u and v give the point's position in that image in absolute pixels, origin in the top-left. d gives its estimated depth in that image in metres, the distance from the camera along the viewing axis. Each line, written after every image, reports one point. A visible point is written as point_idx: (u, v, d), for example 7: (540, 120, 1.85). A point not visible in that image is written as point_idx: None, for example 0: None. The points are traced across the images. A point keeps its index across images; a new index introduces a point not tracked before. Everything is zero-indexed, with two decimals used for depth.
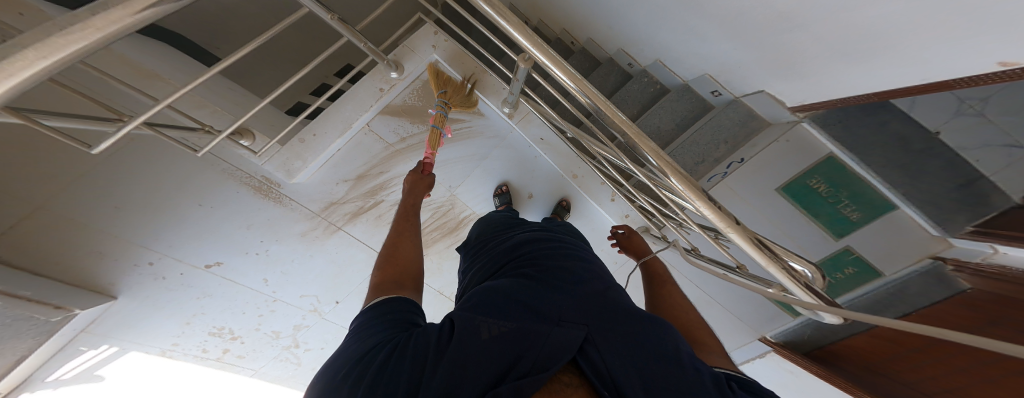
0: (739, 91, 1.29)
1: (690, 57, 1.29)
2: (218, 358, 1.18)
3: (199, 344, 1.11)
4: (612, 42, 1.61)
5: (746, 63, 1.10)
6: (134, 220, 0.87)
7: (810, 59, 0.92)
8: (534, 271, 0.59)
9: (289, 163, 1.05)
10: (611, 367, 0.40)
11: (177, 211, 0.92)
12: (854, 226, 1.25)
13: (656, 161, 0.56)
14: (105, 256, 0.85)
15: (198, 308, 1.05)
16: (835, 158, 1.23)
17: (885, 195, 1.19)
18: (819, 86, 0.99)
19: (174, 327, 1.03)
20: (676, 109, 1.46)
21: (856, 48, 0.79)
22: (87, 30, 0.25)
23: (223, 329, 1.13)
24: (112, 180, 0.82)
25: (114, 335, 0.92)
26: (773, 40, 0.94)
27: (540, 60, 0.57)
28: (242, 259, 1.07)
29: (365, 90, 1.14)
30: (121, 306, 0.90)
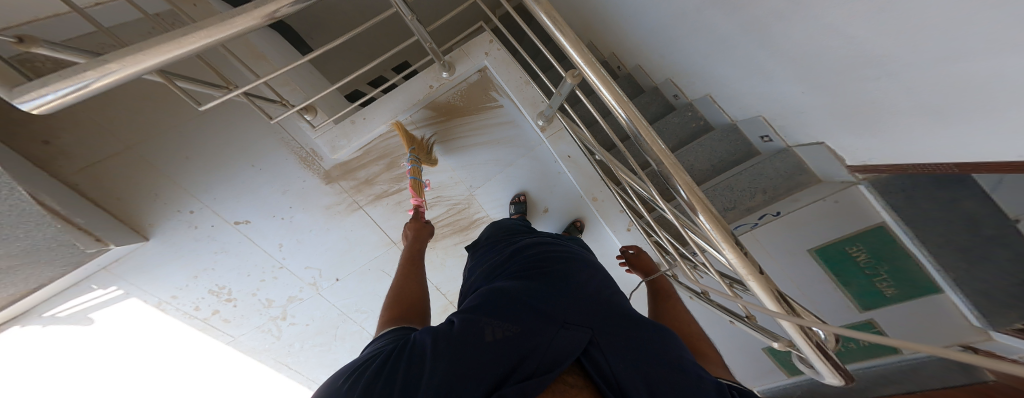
0: (794, 140, 1.18)
1: (744, 96, 1.23)
2: (205, 320, 1.25)
3: (193, 301, 1.21)
4: (661, 72, 1.59)
5: (810, 109, 1.01)
6: (190, 174, 1.07)
7: (878, 113, 0.82)
8: (544, 273, 0.60)
9: (336, 140, 1.20)
10: (615, 371, 0.42)
11: (231, 169, 1.12)
12: (886, 301, 1.17)
13: (685, 192, 0.50)
14: (159, 198, 1.05)
15: (210, 264, 1.17)
16: (886, 229, 1.08)
17: (932, 277, 1.05)
18: (891, 146, 0.88)
19: (180, 279, 1.16)
20: (715, 148, 1.40)
21: (945, 105, 0.68)
22: (241, 21, 0.43)
23: (222, 290, 1.22)
24: (180, 142, 1.05)
25: (124, 278, 1.09)
26: (839, 87, 0.86)
27: (590, 78, 0.57)
28: (268, 222, 1.20)
29: (416, 85, 1.22)
30: (149, 249, 1.08)
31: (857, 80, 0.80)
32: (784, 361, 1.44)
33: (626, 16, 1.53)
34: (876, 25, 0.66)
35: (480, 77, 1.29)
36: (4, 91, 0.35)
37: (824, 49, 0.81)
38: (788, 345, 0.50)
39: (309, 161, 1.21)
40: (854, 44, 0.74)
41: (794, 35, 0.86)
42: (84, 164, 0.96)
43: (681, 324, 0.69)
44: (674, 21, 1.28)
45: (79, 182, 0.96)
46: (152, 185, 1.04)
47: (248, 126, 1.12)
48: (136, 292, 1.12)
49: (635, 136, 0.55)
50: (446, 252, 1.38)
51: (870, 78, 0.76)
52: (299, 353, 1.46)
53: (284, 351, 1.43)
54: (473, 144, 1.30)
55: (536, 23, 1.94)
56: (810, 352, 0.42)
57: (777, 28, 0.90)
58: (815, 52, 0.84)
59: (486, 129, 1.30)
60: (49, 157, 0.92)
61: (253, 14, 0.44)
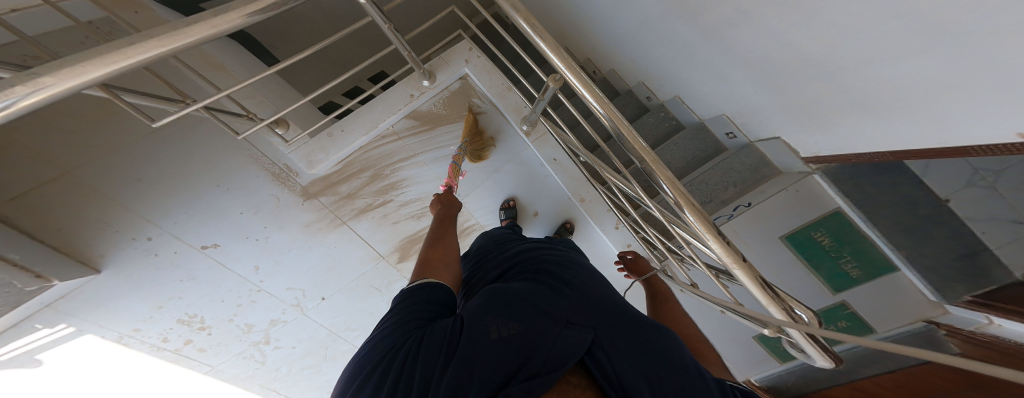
0: (755, 136, 1.29)
1: (708, 97, 1.33)
2: (175, 351, 1.15)
3: (160, 332, 1.10)
4: (633, 75, 1.68)
5: (767, 108, 1.12)
6: (148, 197, 0.99)
7: (825, 110, 0.92)
8: (546, 275, 0.62)
9: (312, 154, 1.16)
10: (618, 369, 0.44)
11: (199, 191, 1.04)
12: (853, 282, 1.27)
13: (669, 188, 0.55)
14: (108, 226, 0.95)
15: (175, 292, 1.07)
16: (842, 214, 1.23)
17: (887, 256, 1.19)
18: (837, 139, 0.99)
19: (143, 311, 1.06)
20: (688, 146, 1.49)
21: (875, 105, 0.78)
22: (204, 27, 0.43)
23: (193, 318, 1.13)
24: (139, 163, 0.96)
25: (75, 315, 0.97)
26: (790, 88, 0.96)
27: (572, 81, 0.60)
28: (240, 244, 1.12)
29: (397, 95, 1.21)
30: (101, 283, 0.97)
31: (805, 80, 0.89)
32: (775, 348, 1.57)
33: (595, 22, 1.60)
34: (820, 32, 0.75)
35: (462, 84, 1.29)
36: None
37: (774, 54, 0.90)
38: (777, 330, 0.54)
39: (283, 177, 1.15)
40: (801, 49, 0.82)
41: (748, 41, 0.95)
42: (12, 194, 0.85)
43: (677, 323, 0.75)
44: (640, 28, 1.36)
45: (7, 213, 0.84)
46: (103, 212, 0.94)
47: (215, 143, 1.05)
48: (89, 330, 1.00)
49: (618, 136, 0.59)
50: None
51: (817, 79, 0.86)
52: (286, 377, 1.39)
53: (270, 376, 1.36)
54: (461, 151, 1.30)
55: (513, 28, 1.98)
56: (800, 337, 0.47)
57: (732, 35, 0.98)
58: (767, 58, 0.93)
59: (474, 135, 1.31)
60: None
61: (211, 23, 0.44)
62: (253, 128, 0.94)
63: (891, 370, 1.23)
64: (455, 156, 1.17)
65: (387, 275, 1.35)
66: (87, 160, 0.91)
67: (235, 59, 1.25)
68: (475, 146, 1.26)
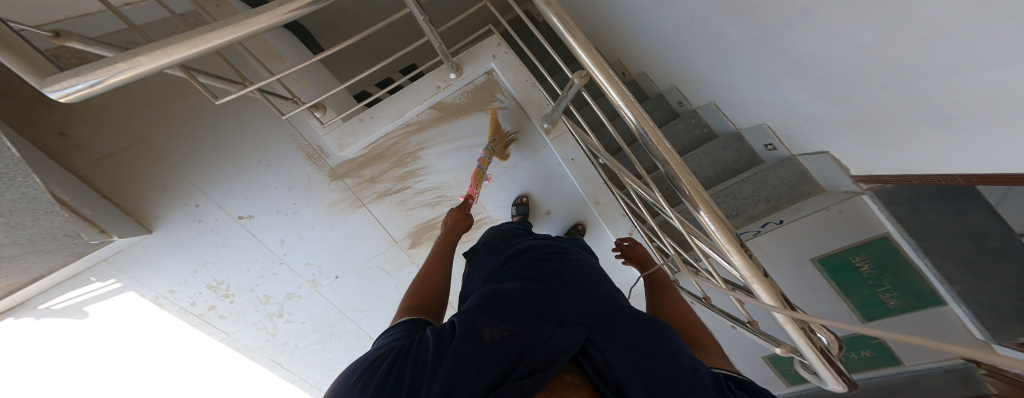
0: (798, 149, 1.17)
1: (749, 104, 1.23)
2: (200, 316, 1.25)
3: (190, 296, 1.21)
4: (666, 79, 1.60)
5: (818, 118, 1.00)
6: (202, 169, 1.10)
7: (882, 123, 0.83)
8: (542, 271, 0.61)
9: (343, 137, 1.23)
10: (611, 366, 0.42)
11: (243, 166, 1.14)
12: (890, 312, 1.15)
13: (688, 192, 0.50)
14: (164, 190, 1.08)
15: (211, 257, 1.18)
16: (891, 240, 1.07)
17: (937, 290, 1.04)
18: (895, 157, 0.88)
19: (181, 273, 1.17)
20: (720, 156, 1.39)
21: (951, 117, 0.69)
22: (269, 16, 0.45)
23: (219, 284, 1.23)
24: (188, 138, 1.08)
25: (124, 272, 1.11)
26: (849, 95, 0.85)
27: (596, 77, 0.58)
28: (272, 217, 1.21)
29: (424, 86, 1.25)
30: (151, 242, 1.10)
31: (865, 89, 0.80)
32: (784, 370, 1.43)
33: (632, 22, 1.54)
34: (893, 33, 0.65)
35: (487, 79, 1.30)
36: (34, 80, 0.35)
37: (838, 57, 0.80)
38: (792, 351, 0.48)
39: (317, 158, 1.23)
40: (867, 52, 0.73)
41: (807, 42, 0.85)
42: (97, 157, 0.99)
43: (682, 318, 0.67)
44: (683, 28, 1.28)
45: (89, 173, 0.99)
46: (162, 177, 1.07)
47: (261, 125, 1.15)
48: (132, 286, 1.13)
49: (641, 137, 0.55)
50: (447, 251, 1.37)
51: (881, 87, 0.75)
52: (292, 351, 1.44)
53: (278, 349, 1.41)
54: (480, 144, 1.31)
55: (546, 27, 1.97)
56: (813, 357, 0.41)
57: (789, 36, 0.89)
58: (829, 61, 0.83)
59: (495, 131, 1.31)
60: (62, 148, 0.95)
61: (276, 12, 0.45)
62: (296, 109, 1.03)
63: None
64: (484, 153, 1.14)
65: (397, 260, 1.36)
66: (146, 136, 1.04)
67: (288, 46, 1.36)
68: (502, 145, 1.21)
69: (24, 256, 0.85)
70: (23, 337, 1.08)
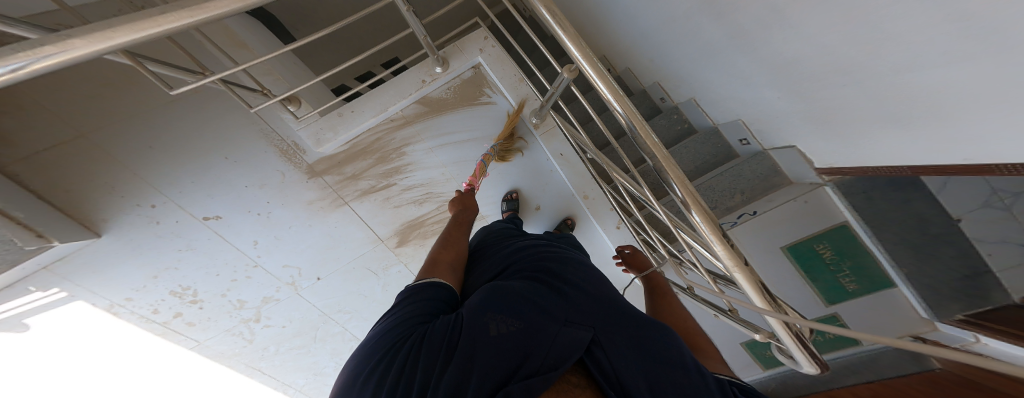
0: (769, 143, 1.24)
1: (725, 100, 1.29)
2: (164, 324, 1.16)
3: (152, 304, 1.12)
4: (648, 75, 1.65)
5: (788, 115, 1.07)
6: (161, 165, 1.03)
7: (846, 118, 0.89)
8: (546, 270, 0.63)
9: (321, 133, 1.17)
10: (616, 368, 0.45)
11: (205, 162, 1.07)
12: (849, 295, 1.27)
13: (681, 192, 0.52)
14: (115, 191, 1.00)
15: (173, 262, 1.09)
16: (849, 228, 1.20)
17: (887, 273, 1.19)
18: (856, 150, 0.95)
19: (139, 280, 1.08)
20: (699, 150, 1.46)
21: (904, 113, 0.75)
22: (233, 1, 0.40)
23: (186, 290, 1.14)
24: (138, 133, 1.01)
25: (70, 280, 1.01)
26: (815, 94, 0.91)
27: (587, 72, 0.59)
28: (243, 217, 1.13)
29: (409, 80, 1.21)
30: (101, 247, 1.02)
31: (831, 87, 0.86)
32: (760, 355, 1.56)
33: (615, 18, 1.57)
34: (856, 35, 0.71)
35: (474, 74, 1.28)
36: None
37: (805, 59, 0.86)
38: (769, 336, 0.53)
39: (291, 154, 1.17)
40: (831, 54, 0.79)
41: (777, 44, 0.91)
42: (29, 153, 0.93)
43: (678, 324, 0.71)
44: (663, 26, 1.32)
45: (19, 171, 0.92)
46: (111, 175, 0.99)
47: (227, 119, 1.09)
48: (79, 296, 1.04)
49: (633, 135, 0.56)
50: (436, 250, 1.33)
51: (843, 85, 0.82)
52: (273, 357, 1.35)
53: (256, 355, 1.32)
54: (465, 139, 1.29)
55: (530, 21, 1.96)
56: (790, 342, 0.46)
57: (762, 37, 0.94)
58: (797, 63, 0.89)
59: (483, 125, 1.29)
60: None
61: None
62: (266, 102, 0.97)
63: (870, 380, 1.23)
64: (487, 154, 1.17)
65: (385, 258, 1.31)
66: (90, 131, 0.97)
67: (257, 37, 1.27)
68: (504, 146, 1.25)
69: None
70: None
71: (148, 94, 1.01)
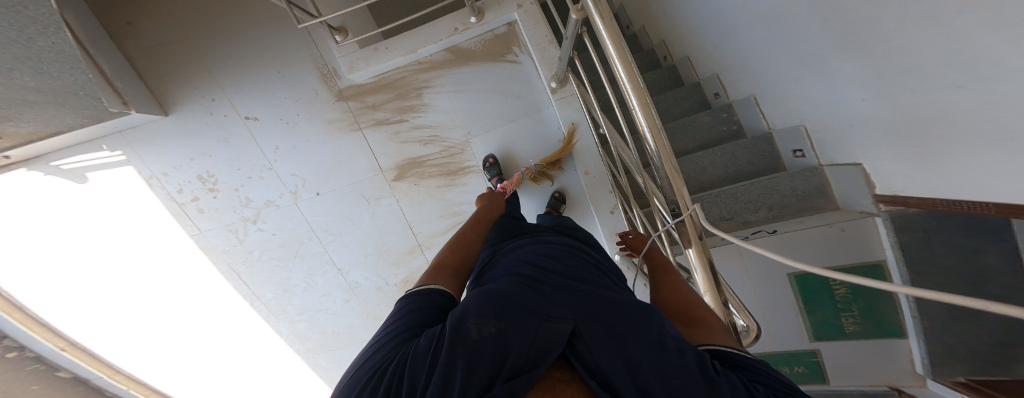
0: (829, 158, 1.01)
1: (786, 100, 1.08)
2: (180, 205, 1.30)
3: (179, 183, 1.28)
4: (708, 65, 1.42)
5: (854, 124, 0.87)
6: (227, 69, 1.22)
7: (932, 133, 0.69)
8: (533, 266, 0.57)
9: (355, 62, 1.20)
10: (599, 359, 0.36)
11: (266, 74, 1.23)
12: (842, 336, 0.98)
13: (666, 176, 0.46)
14: (193, 83, 1.22)
15: (209, 150, 1.26)
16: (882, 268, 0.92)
17: (903, 324, 0.91)
18: (937, 178, 0.73)
19: (179, 159, 1.26)
20: (738, 155, 1.21)
21: (1007, 132, 0.56)
22: None
23: (209, 177, 1.28)
24: (217, 40, 1.21)
25: (132, 147, 1.25)
26: (896, 98, 0.71)
27: (593, 18, 0.53)
28: (275, 123, 1.26)
29: (442, 25, 1.18)
30: (163, 124, 1.24)
31: (914, 89, 0.66)
32: None
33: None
34: (963, 16, 0.53)
35: (508, 31, 1.24)
36: None
37: (887, 52, 0.68)
38: None
39: (329, 78, 1.26)
40: (922, 46, 0.61)
41: (850, 34, 0.74)
42: (146, 44, 1.20)
43: (683, 298, 0.52)
44: (734, 6, 1.13)
45: (136, 56, 1.19)
46: (193, 69, 1.22)
47: (284, 36, 1.22)
48: (132, 161, 1.26)
49: (627, 98, 0.48)
50: (427, 192, 1.31)
51: (934, 86, 0.63)
52: (254, 263, 1.37)
53: (240, 257, 1.36)
54: (482, 92, 1.25)
55: None
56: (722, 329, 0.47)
57: (835, 25, 0.78)
58: (877, 58, 0.71)
59: (506, 80, 1.25)
60: (123, 34, 1.18)
61: None
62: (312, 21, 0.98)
63: None
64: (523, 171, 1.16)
65: (378, 188, 1.31)
66: (182, 38, 1.21)
67: None
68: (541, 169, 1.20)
69: (47, 107, 0.98)
70: (37, 190, 1.27)
71: (232, 15, 1.21)
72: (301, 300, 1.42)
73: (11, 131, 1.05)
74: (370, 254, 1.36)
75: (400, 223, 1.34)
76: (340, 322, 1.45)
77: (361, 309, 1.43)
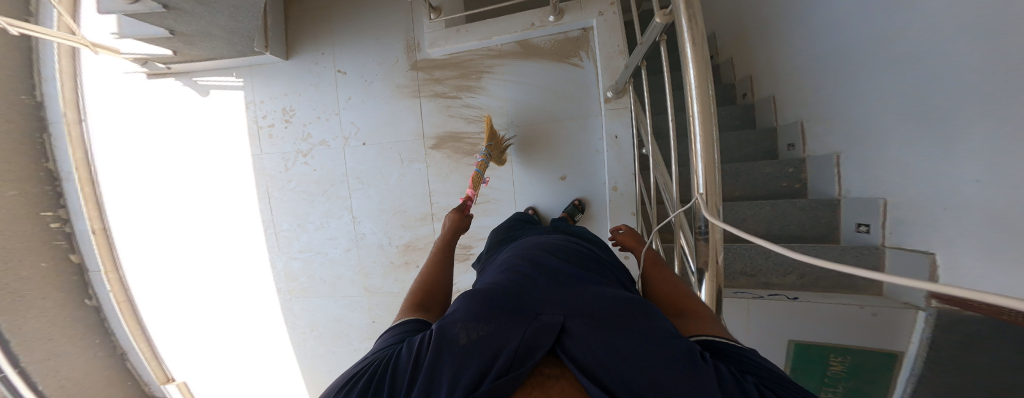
0: (897, 241, 0.88)
1: (867, 167, 0.95)
2: (258, 129, 1.57)
3: (266, 111, 1.56)
4: (790, 109, 1.26)
5: (936, 207, 0.75)
6: (345, 33, 1.48)
7: (1014, 238, 0.59)
8: (523, 265, 0.58)
9: (437, 39, 1.33)
10: (585, 358, 0.36)
11: (368, 40, 1.45)
12: None
13: (703, 197, 0.47)
14: (315, 37, 1.51)
15: (302, 90, 1.52)
16: (895, 361, 0.81)
17: None
18: (1003, 288, 0.62)
19: (277, 92, 1.55)
20: (789, 214, 1.10)
21: None
22: None
23: (289, 110, 1.54)
24: (340, 8, 1.49)
25: (252, 78, 1.57)
26: (1003, 180, 0.59)
27: (677, 14, 0.47)
28: (358, 79, 1.47)
29: (521, 18, 1.25)
30: (281, 66, 1.54)
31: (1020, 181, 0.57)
32: None
33: (784, 34, 1.26)
34: None
35: (581, 36, 1.27)
36: None
37: (1016, 129, 0.57)
38: None
39: (413, 50, 1.42)
40: None
41: (963, 109, 0.65)
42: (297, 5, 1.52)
43: (674, 292, 0.54)
44: (835, 51, 1.01)
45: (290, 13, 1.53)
46: (319, 26, 1.50)
47: (394, 13, 1.43)
48: (244, 88, 1.57)
49: (689, 111, 0.47)
50: (456, 167, 1.38)
51: None
52: (287, 191, 1.57)
53: (279, 185, 1.58)
54: (540, 88, 1.30)
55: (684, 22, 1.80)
56: None
57: (942, 96, 0.69)
58: (1000, 128, 0.59)
59: (566, 79, 1.28)
60: None
61: None
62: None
63: None
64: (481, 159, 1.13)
65: (415, 153, 1.41)
66: (325, 7, 1.50)
67: None
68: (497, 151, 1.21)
69: (216, 39, 1.28)
70: (170, 95, 1.61)
71: None
72: (308, 238, 1.58)
73: (183, 53, 1.41)
74: (385, 211, 1.47)
75: (422, 188, 1.41)
76: (331, 269, 1.57)
77: (356, 262, 1.54)
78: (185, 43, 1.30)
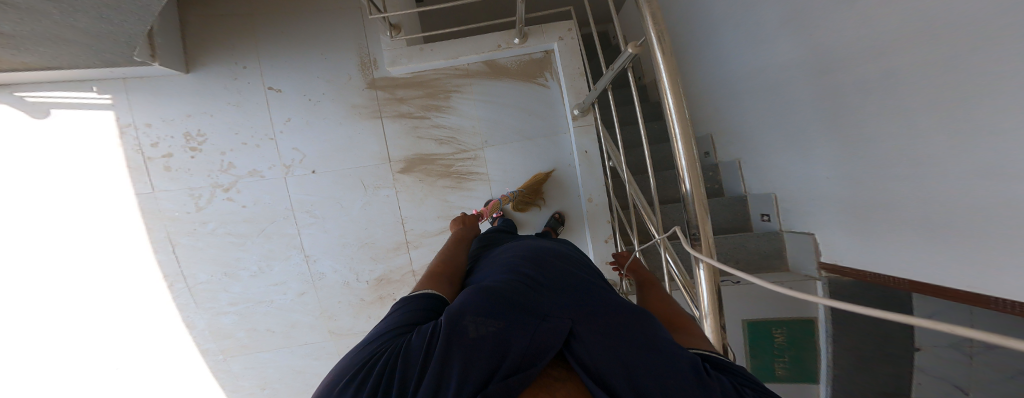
0: (790, 225, 1.18)
1: (766, 170, 1.24)
2: (146, 160, 1.26)
3: (157, 136, 1.26)
4: (706, 124, 1.56)
5: (819, 199, 1.03)
6: (273, 45, 1.29)
7: (875, 219, 0.86)
8: (527, 266, 0.57)
9: (399, 57, 1.27)
10: (595, 362, 0.36)
11: (309, 55, 1.29)
12: (777, 374, 1.33)
13: (693, 205, 0.51)
14: (229, 47, 1.28)
15: (216, 110, 1.27)
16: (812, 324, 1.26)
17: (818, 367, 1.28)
18: (876, 255, 0.90)
19: (174, 113, 1.26)
20: (716, 212, 1.38)
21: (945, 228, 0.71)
22: None
23: (197, 136, 1.27)
24: (261, 15, 1.29)
25: (127, 94, 1.25)
26: (870, 181, 0.85)
27: (654, 52, 0.51)
28: (297, 98, 1.30)
29: (487, 40, 1.27)
30: (180, 81, 1.26)
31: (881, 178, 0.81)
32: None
33: (696, 62, 1.56)
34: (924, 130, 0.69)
35: (544, 57, 1.35)
36: None
37: (872, 144, 0.81)
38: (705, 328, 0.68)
39: (367, 67, 1.32)
40: (903, 144, 0.74)
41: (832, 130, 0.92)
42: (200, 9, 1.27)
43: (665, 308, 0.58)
44: (735, 80, 1.30)
45: (190, 18, 1.27)
46: (235, 35, 1.28)
47: (336, 26, 1.31)
48: (115, 106, 1.24)
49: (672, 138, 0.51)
50: (430, 190, 1.34)
51: (900, 178, 0.77)
52: (202, 236, 1.30)
53: (187, 230, 1.29)
54: (510, 106, 1.35)
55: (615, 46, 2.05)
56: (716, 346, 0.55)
57: (817, 121, 0.96)
58: (862, 143, 0.84)
59: (535, 98, 1.35)
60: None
61: None
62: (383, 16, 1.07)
63: None
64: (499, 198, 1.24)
65: (381, 178, 1.32)
66: (240, 15, 1.28)
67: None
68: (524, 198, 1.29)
69: (71, 44, 0.96)
70: None
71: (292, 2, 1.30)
72: (242, 289, 1.33)
73: (1, 58, 1.01)
74: (349, 244, 1.33)
75: (393, 216, 1.33)
76: (280, 320, 1.35)
77: (316, 306, 1.35)
78: (8, 48, 0.94)
